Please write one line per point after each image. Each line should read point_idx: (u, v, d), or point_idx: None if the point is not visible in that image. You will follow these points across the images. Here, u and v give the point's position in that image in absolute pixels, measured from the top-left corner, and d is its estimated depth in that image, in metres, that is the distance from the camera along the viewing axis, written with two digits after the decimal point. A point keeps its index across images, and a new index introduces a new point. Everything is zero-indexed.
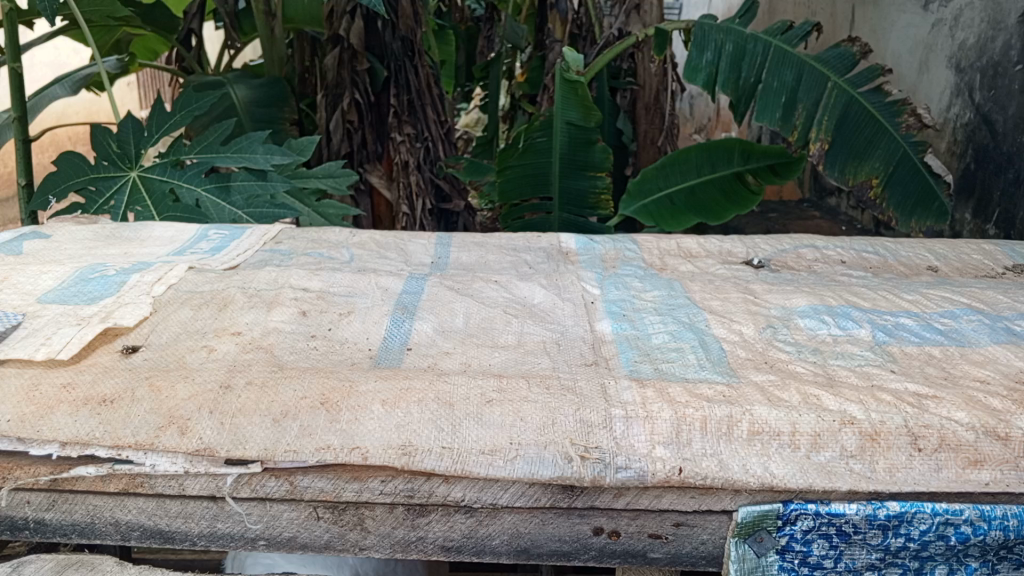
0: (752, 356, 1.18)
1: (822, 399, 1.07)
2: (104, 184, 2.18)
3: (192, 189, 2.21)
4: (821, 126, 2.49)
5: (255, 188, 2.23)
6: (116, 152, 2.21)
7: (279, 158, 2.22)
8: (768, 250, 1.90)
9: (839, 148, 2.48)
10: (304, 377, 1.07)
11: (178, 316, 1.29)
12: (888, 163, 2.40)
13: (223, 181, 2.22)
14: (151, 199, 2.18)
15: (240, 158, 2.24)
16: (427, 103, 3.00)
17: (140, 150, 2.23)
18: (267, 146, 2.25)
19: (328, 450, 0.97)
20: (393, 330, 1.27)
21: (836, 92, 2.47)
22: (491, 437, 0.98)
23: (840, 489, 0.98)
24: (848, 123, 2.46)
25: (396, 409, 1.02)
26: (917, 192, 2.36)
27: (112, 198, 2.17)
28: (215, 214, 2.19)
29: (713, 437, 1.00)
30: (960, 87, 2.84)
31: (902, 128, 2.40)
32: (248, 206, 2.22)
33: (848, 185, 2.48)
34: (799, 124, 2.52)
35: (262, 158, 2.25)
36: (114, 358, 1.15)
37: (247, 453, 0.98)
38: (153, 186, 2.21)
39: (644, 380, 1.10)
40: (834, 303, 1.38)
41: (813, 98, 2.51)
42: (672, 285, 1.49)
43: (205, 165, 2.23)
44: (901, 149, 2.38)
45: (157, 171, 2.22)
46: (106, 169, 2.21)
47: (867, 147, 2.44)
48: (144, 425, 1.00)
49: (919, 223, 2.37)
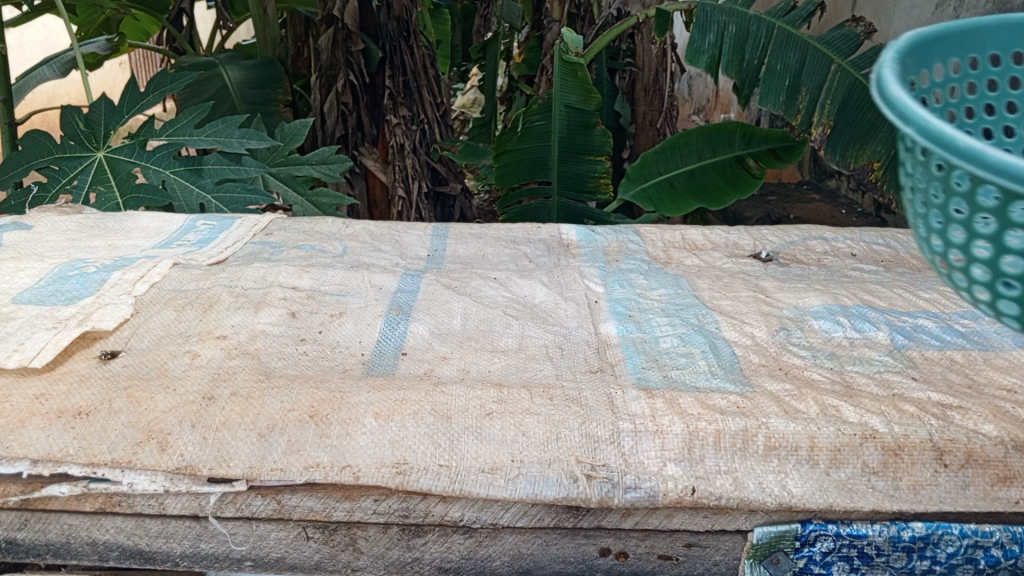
0: (766, 362, 1.12)
1: (841, 410, 1.01)
2: (68, 165, 2.12)
3: (159, 169, 2.14)
4: (824, 111, 2.31)
5: (227, 172, 2.17)
6: (83, 130, 2.14)
7: (255, 143, 2.13)
8: (776, 242, 1.83)
9: (841, 132, 2.29)
10: (292, 387, 1.01)
11: (160, 318, 1.23)
12: (891, 147, 2.22)
13: (194, 164, 2.14)
14: (115, 179, 2.12)
15: (214, 141, 2.14)
16: (423, 85, 2.91)
17: (109, 131, 2.15)
18: (243, 130, 2.15)
19: (317, 468, 0.91)
20: (387, 333, 1.20)
21: (841, 75, 2.28)
22: (491, 454, 0.92)
23: (863, 509, 0.92)
24: (851, 105, 2.27)
25: (390, 423, 0.96)
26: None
27: (76, 177, 2.11)
28: (181, 196, 2.13)
29: (727, 452, 0.94)
30: None
31: None
32: (219, 189, 2.15)
33: (848, 170, 2.29)
34: (802, 108, 2.35)
35: (237, 142, 2.14)
36: (91, 365, 1.09)
37: (231, 471, 0.92)
38: (118, 166, 2.14)
39: (652, 390, 1.03)
40: (850, 302, 1.32)
41: (817, 81, 2.34)
42: (679, 283, 1.42)
43: (175, 147, 2.14)
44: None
45: (124, 152, 2.15)
46: (72, 149, 2.13)
47: (867, 130, 2.24)
48: (121, 440, 0.94)
49: None
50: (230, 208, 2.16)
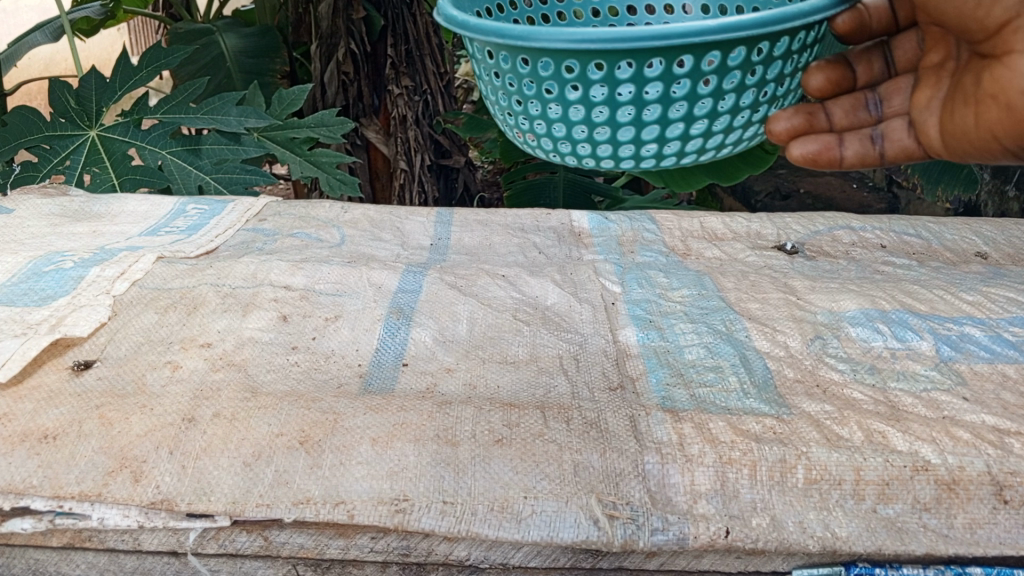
0: (802, 378, 1.03)
1: (888, 437, 0.91)
2: (60, 143, 1.99)
3: (155, 150, 2.02)
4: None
5: (225, 152, 2.05)
6: (74, 108, 1.99)
7: (254, 122, 2.01)
8: (801, 232, 1.73)
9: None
10: (282, 408, 0.92)
11: (140, 322, 1.13)
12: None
13: (192, 144, 2.04)
14: (110, 161, 2.02)
15: (212, 120, 2.02)
16: (427, 53, 2.75)
17: (102, 108, 2.00)
18: (241, 107, 2.02)
19: (307, 505, 0.82)
20: (387, 340, 1.11)
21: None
22: (501, 489, 0.83)
23: (915, 552, 0.83)
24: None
25: (389, 451, 0.86)
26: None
27: (68, 157, 2.00)
28: (180, 178, 2.03)
29: (765, 487, 0.85)
30: None
31: None
32: (218, 171, 2.05)
33: None
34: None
35: (236, 121, 2.02)
36: (62, 378, 0.99)
37: (212, 506, 0.82)
38: (112, 146, 2.02)
39: (680, 413, 0.93)
40: (889, 307, 1.21)
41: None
42: (702, 281, 1.32)
43: (171, 126, 2.03)
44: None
45: (118, 130, 2.02)
46: (63, 126, 1.99)
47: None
48: (91, 469, 0.85)
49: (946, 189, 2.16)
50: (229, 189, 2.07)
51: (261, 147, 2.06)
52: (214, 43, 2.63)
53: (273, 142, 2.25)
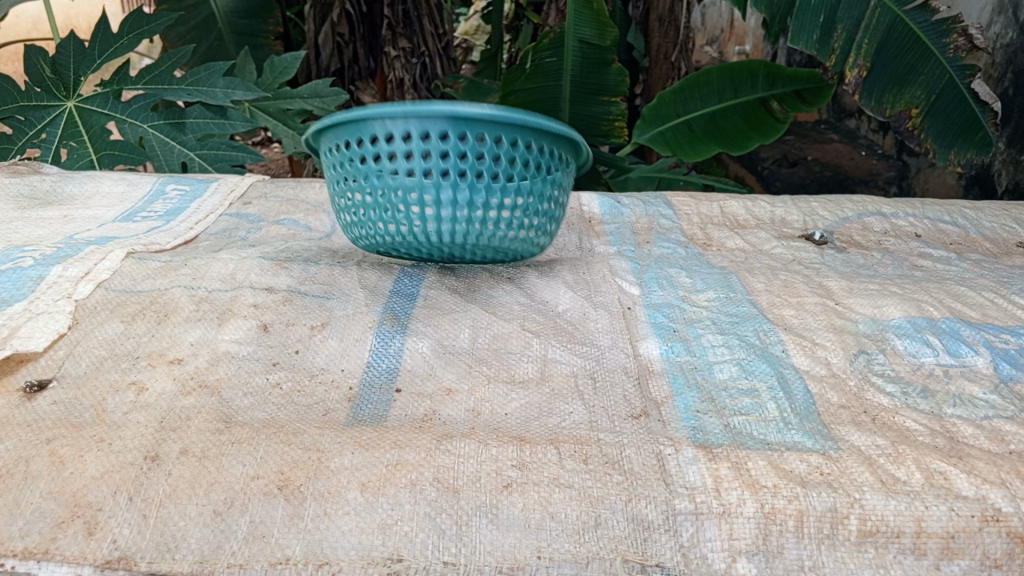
0: (848, 404, 0.91)
1: (951, 479, 0.79)
2: (36, 115, 1.85)
3: (136, 124, 1.89)
4: (862, 50, 1.90)
5: (210, 126, 1.91)
6: (50, 76, 1.86)
7: (242, 94, 1.87)
8: (828, 219, 1.61)
9: (879, 74, 1.92)
10: (258, 444, 0.80)
11: (104, 333, 1.01)
12: (932, 90, 1.88)
13: (175, 117, 1.90)
14: (88, 134, 1.88)
15: (195, 92, 1.88)
16: (425, 13, 2.59)
17: (81, 77, 1.88)
18: (229, 79, 1.89)
19: (286, 566, 0.70)
20: (379, 351, 0.99)
21: (881, 11, 1.89)
22: (512, 547, 0.72)
23: None
24: (890, 47, 1.90)
25: (380, 499, 0.75)
26: (959, 124, 1.88)
27: (45, 130, 1.86)
28: (161, 155, 1.90)
29: (812, 542, 0.74)
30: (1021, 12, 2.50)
31: (949, 52, 1.85)
32: (203, 147, 1.92)
33: (884, 117, 1.94)
34: (836, 48, 1.93)
35: (221, 93, 1.88)
36: (11, 403, 0.87)
37: (176, 566, 0.70)
38: (91, 119, 1.89)
39: (713, 449, 0.82)
40: (937, 315, 1.10)
41: (855, 18, 1.91)
42: (729, 282, 1.21)
43: (153, 98, 1.88)
44: (949, 75, 1.86)
45: (96, 102, 1.89)
46: (39, 97, 1.86)
47: (907, 73, 1.89)
48: (37, 520, 0.73)
49: (959, 155, 1.90)
50: (214, 167, 1.93)
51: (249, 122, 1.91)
52: (203, 3, 2.45)
53: (266, 112, 2.13)
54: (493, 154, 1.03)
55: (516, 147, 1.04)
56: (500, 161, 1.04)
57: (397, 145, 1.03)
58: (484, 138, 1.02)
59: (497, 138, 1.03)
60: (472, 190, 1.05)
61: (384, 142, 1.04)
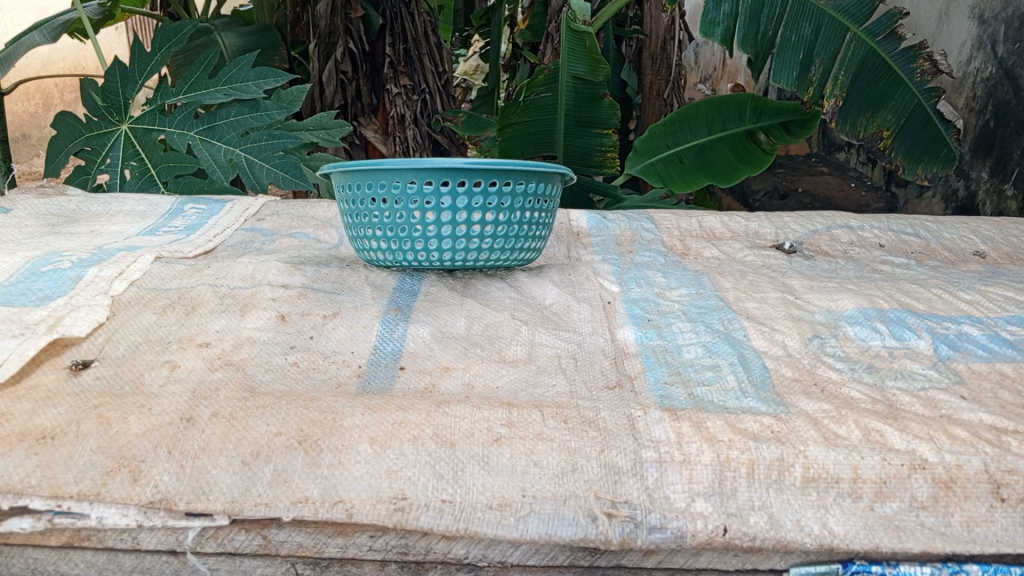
0: (800, 377, 1.03)
1: (886, 436, 0.91)
2: (98, 143, 2.07)
3: (183, 134, 2.04)
4: (837, 82, 2.19)
5: (250, 120, 2.04)
6: (103, 105, 2.08)
7: (272, 82, 2.03)
8: (800, 231, 1.74)
9: (854, 101, 2.20)
10: (280, 407, 0.92)
11: (138, 322, 1.13)
12: (901, 115, 2.15)
13: (209, 120, 2.03)
14: (145, 152, 2.05)
15: (229, 90, 2.04)
16: (425, 52, 2.81)
17: (128, 99, 2.08)
18: (258, 71, 2.05)
19: (306, 504, 0.82)
20: (385, 337, 1.11)
21: (856, 44, 2.17)
22: (500, 488, 0.83)
23: (912, 550, 0.83)
24: (864, 75, 2.17)
25: (387, 450, 0.86)
26: (927, 142, 2.13)
27: (109, 155, 2.07)
28: (210, 158, 2.01)
29: (761, 486, 0.85)
30: (981, 40, 2.78)
31: (917, 75, 2.14)
32: (246, 142, 2.02)
33: (858, 139, 2.23)
34: (815, 80, 2.21)
35: (254, 86, 2.04)
36: (60, 378, 0.99)
37: (211, 506, 0.83)
38: (144, 137, 2.06)
39: (678, 411, 0.94)
40: (887, 307, 1.22)
41: (832, 51, 2.19)
42: (700, 281, 1.33)
43: (194, 105, 2.04)
44: (915, 100, 2.13)
45: (145, 120, 2.07)
46: (97, 126, 2.08)
47: (879, 98, 2.17)
48: (90, 469, 0.85)
49: (926, 171, 2.16)
50: (260, 158, 2.03)
51: (282, 108, 2.03)
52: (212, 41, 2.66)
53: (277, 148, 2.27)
54: (487, 194, 1.25)
55: (507, 187, 1.25)
56: (494, 200, 1.25)
57: (404, 191, 1.24)
58: (479, 183, 1.24)
59: (490, 183, 1.24)
60: (472, 224, 1.26)
61: (391, 191, 1.25)
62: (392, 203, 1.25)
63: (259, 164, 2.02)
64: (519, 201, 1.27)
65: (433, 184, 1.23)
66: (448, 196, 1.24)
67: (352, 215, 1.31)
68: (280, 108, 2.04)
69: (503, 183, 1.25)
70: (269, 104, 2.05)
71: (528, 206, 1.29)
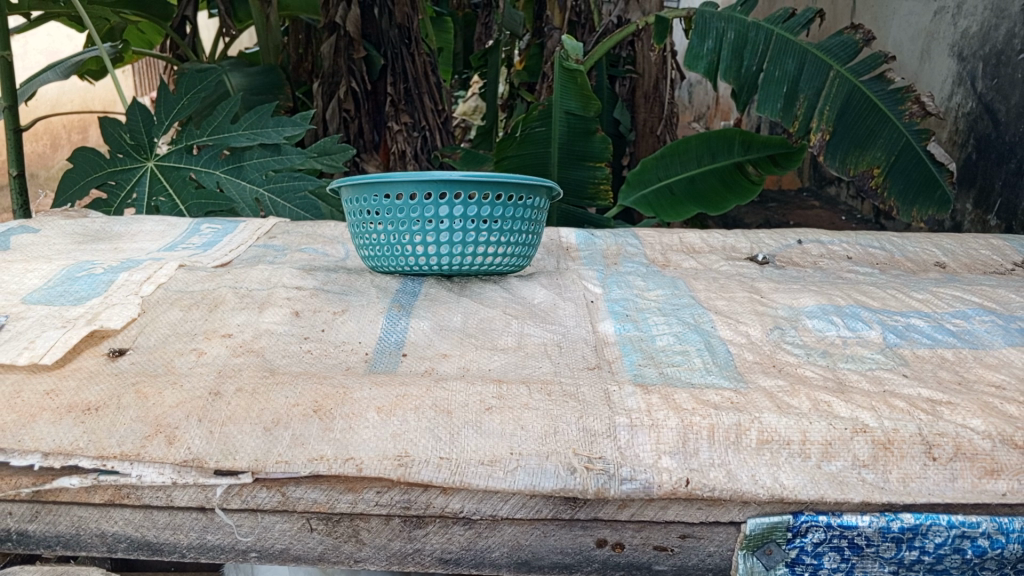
0: (760, 360, 1.15)
1: (833, 406, 1.02)
2: (123, 177, 2.21)
3: (211, 172, 2.20)
4: (823, 116, 2.33)
5: (273, 163, 2.21)
6: (129, 143, 2.23)
7: (291, 130, 2.19)
8: (774, 245, 1.87)
9: (841, 138, 2.33)
10: (296, 383, 1.03)
11: (167, 317, 1.26)
12: (891, 153, 2.27)
13: (236, 161, 2.21)
14: (173, 189, 2.20)
15: (253, 135, 2.20)
16: (425, 91, 2.96)
17: (153, 139, 2.23)
18: (277, 119, 2.21)
19: (321, 461, 0.94)
20: (388, 329, 1.23)
21: (839, 82, 2.32)
22: (491, 447, 0.95)
23: (853, 500, 0.94)
24: (850, 113, 2.32)
25: (392, 417, 0.98)
26: (920, 182, 2.25)
27: (134, 190, 2.21)
28: (238, 196, 2.18)
29: (721, 445, 0.97)
30: (961, 75, 2.95)
31: (906, 117, 2.27)
32: (270, 182, 2.20)
33: (848, 176, 2.34)
34: (800, 114, 2.36)
35: (274, 132, 2.20)
36: (100, 362, 1.11)
37: (237, 464, 0.94)
38: (171, 174, 2.21)
39: (649, 386, 1.06)
40: (844, 303, 1.34)
41: (816, 88, 2.35)
42: (676, 284, 1.46)
43: (221, 147, 2.20)
44: (904, 139, 2.25)
45: (172, 158, 2.23)
46: (122, 162, 2.22)
47: (868, 136, 2.30)
48: (130, 434, 0.96)
49: (921, 212, 2.26)
50: (283, 198, 2.21)
51: (302, 154, 2.21)
52: (221, 83, 2.80)
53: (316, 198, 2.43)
54: (481, 203, 1.38)
55: (500, 199, 1.39)
56: (488, 210, 1.39)
57: (406, 202, 1.38)
58: (474, 195, 1.37)
59: (484, 193, 1.38)
60: (467, 231, 1.39)
61: (395, 202, 1.38)
62: (396, 213, 1.39)
63: (282, 203, 2.21)
64: (511, 211, 1.41)
65: (433, 195, 1.37)
66: (446, 205, 1.37)
67: (360, 228, 1.45)
68: (300, 154, 2.21)
69: (496, 194, 1.38)
70: (290, 149, 2.22)
71: (520, 217, 1.42)
